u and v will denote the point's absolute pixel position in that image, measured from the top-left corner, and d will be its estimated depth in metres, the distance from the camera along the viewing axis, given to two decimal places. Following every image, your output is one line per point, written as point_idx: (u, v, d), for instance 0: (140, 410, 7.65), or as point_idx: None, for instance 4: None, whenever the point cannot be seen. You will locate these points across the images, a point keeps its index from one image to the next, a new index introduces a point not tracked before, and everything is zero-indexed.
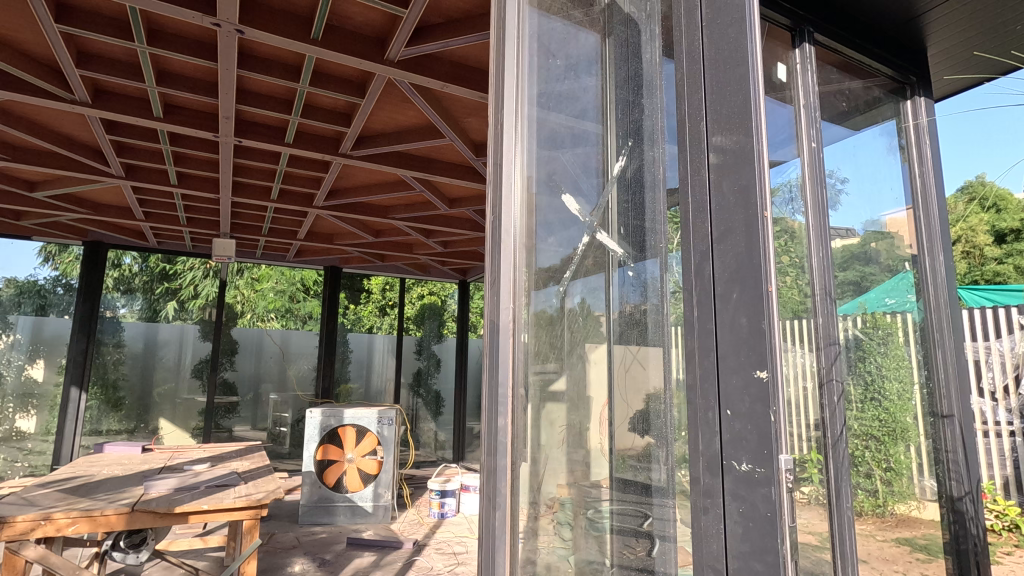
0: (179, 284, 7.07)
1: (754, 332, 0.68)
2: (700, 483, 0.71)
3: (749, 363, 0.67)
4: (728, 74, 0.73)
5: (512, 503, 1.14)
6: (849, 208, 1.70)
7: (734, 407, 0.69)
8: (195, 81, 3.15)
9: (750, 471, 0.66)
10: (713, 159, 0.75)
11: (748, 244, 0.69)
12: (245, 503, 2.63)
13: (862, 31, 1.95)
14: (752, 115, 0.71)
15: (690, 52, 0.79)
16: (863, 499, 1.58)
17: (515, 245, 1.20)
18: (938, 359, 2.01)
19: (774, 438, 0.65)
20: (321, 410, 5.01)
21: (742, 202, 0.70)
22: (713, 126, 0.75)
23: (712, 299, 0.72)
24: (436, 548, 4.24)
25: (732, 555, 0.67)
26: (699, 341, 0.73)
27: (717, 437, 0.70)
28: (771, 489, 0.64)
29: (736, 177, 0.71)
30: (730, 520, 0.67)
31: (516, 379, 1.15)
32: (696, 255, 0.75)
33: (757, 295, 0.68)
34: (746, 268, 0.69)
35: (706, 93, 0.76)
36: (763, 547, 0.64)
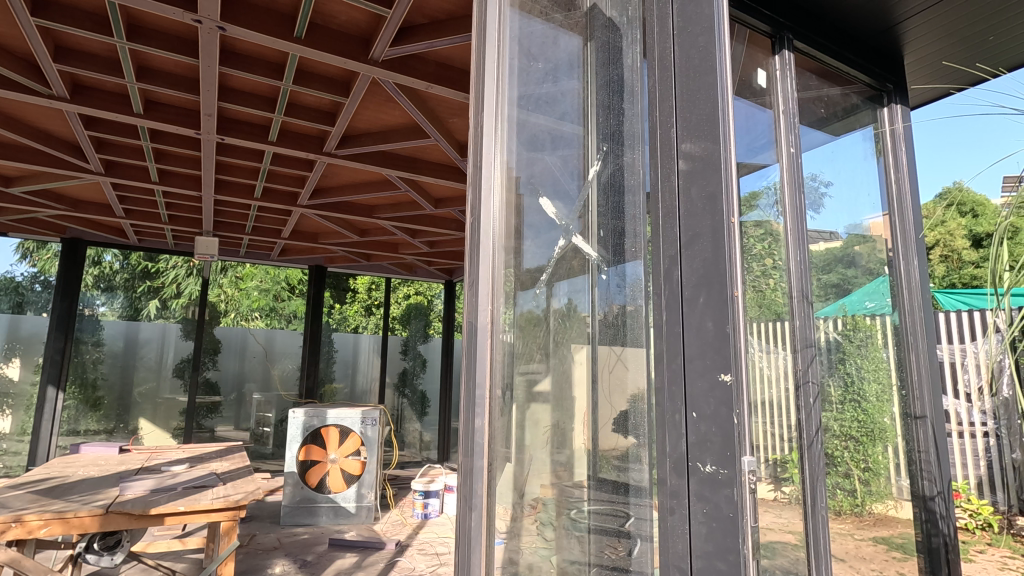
0: (161, 282, 6.99)
1: (719, 335, 0.73)
2: (667, 484, 0.76)
3: (714, 366, 0.72)
4: (697, 82, 0.79)
5: (489, 503, 1.06)
6: (830, 211, 1.78)
7: (700, 409, 0.74)
8: (176, 78, 3.11)
9: (714, 472, 0.71)
10: (682, 165, 0.80)
11: (715, 251, 0.74)
12: (224, 505, 2.60)
13: (842, 39, 1.98)
14: (720, 124, 0.76)
15: (662, 62, 0.84)
16: (841, 499, 1.65)
17: (493, 246, 1.11)
18: (911, 362, 2.05)
19: (736, 439, 0.70)
20: (304, 410, 4.97)
21: (710, 209, 0.75)
22: (683, 134, 0.80)
23: (680, 302, 0.77)
24: (418, 548, 4.24)
25: (696, 555, 0.72)
26: (668, 345, 0.78)
27: (684, 439, 0.74)
28: (733, 489, 0.70)
29: (704, 183, 0.77)
30: (695, 521, 0.72)
31: (493, 379, 1.07)
32: (665, 260, 0.80)
33: (722, 299, 0.73)
34: (712, 274, 0.74)
35: (677, 101, 0.81)
36: (724, 546, 0.69)
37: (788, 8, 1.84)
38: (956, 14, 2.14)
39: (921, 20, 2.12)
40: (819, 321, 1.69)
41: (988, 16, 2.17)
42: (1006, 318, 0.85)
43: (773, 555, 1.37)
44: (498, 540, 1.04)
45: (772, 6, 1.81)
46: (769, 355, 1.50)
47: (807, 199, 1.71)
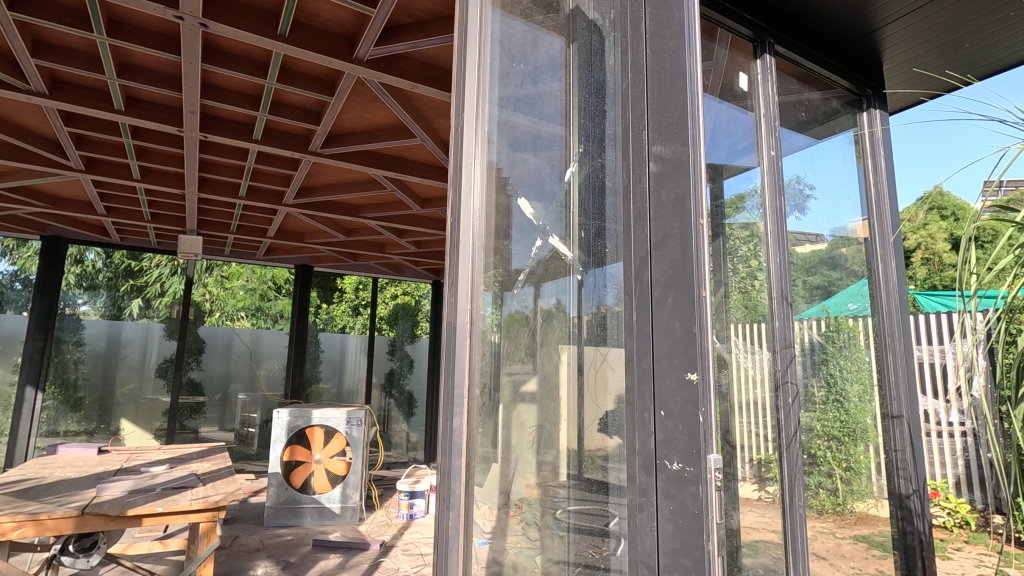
0: (145, 281, 6.91)
1: (687, 335, 0.76)
2: (637, 482, 0.80)
3: (681, 366, 0.76)
4: (668, 85, 0.83)
5: (467, 503, 1.05)
6: (815, 213, 1.94)
7: (668, 408, 0.77)
8: (158, 74, 3.08)
9: (681, 469, 0.74)
10: (653, 166, 0.84)
11: (682, 252, 0.78)
12: (202, 506, 2.56)
13: (823, 44, 2.02)
14: (689, 126, 0.80)
15: (636, 65, 0.88)
16: (826, 498, 1.77)
17: (474, 246, 1.11)
18: (888, 363, 2.05)
19: (702, 438, 0.74)
20: (288, 410, 4.93)
21: (678, 211, 0.79)
22: (654, 137, 0.84)
23: (651, 303, 0.81)
24: (403, 549, 4.22)
25: (663, 552, 0.75)
26: (641, 345, 0.82)
27: (653, 437, 0.78)
28: (699, 487, 0.73)
29: (673, 185, 0.81)
30: (662, 518, 0.76)
31: (473, 378, 1.06)
32: (637, 261, 0.84)
33: (690, 299, 0.76)
34: (681, 274, 0.78)
35: (649, 103, 0.85)
36: (690, 543, 0.73)
37: (769, 13, 1.86)
38: (945, 26, 2.08)
39: (907, 26, 2.06)
40: (799, 323, 1.81)
41: (980, 27, 2.11)
42: (977, 318, 0.89)
43: (757, 554, 1.42)
44: (482, 540, 1.02)
45: (753, 11, 1.83)
46: (753, 355, 1.57)
47: (789, 202, 1.81)
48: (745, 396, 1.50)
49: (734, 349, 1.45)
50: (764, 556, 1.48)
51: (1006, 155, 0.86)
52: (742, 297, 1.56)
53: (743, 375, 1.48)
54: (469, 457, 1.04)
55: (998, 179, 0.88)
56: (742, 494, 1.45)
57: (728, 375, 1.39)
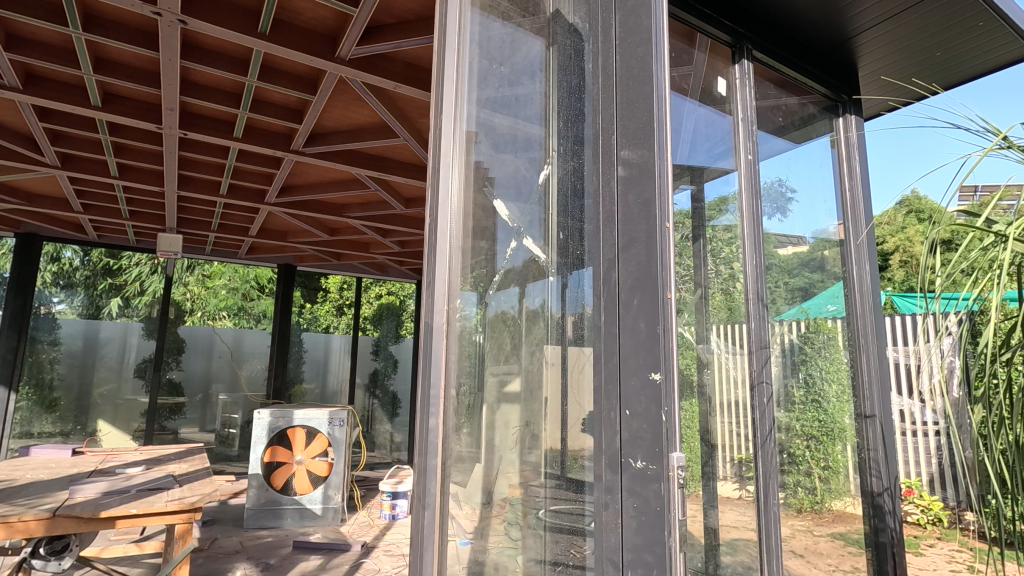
0: (124, 279, 6.80)
1: (651, 335, 0.83)
2: (603, 480, 0.87)
3: (646, 366, 0.83)
4: (635, 91, 0.91)
5: (443, 504, 1.04)
6: (797, 215, 2.01)
7: (632, 406, 0.84)
8: (136, 71, 3.03)
9: (645, 467, 0.82)
10: (622, 170, 0.91)
11: (648, 255, 0.85)
12: (178, 507, 2.53)
13: (800, 51, 2.06)
14: (655, 131, 0.88)
15: (606, 68, 0.97)
16: (804, 497, 1.84)
17: (451, 246, 1.09)
18: (862, 364, 2.08)
19: (663, 436, 0.81)
20: (270, 411, 4.87)
21: (645, 214, 0.87)
22: (622, 142, 0.92)
23: (618, 303, 0.88)
24: (385, 550, 4.19)
25: (628, 548, 0.82)
26: (608, 343, 0.89)
27: (619, 435, 0.85)
28: (661, 484, 0.80)
29: (639, 189, 0.88)
30: (627, 515, 0.83)
31: (450, 380, 1.05)
32: (606, 262, 0.91)
33: (654, 300, 0.83)
34: (646, 277, 0.85)
35: (617, 109, 0.94)
36: (652, 539, 0.80)
37: (747, 19, 1.90)
38: (926, 47, 2.09)
39: (886, 41, 2.07)
40: (776, 325, 1.87)
41: (959, 53, 2.13)
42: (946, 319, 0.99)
43: (735, 553, 1.56)
44: (463, 540, 1.01)
45: (731, 16, 1.86)
46: (734, 357, 1.66)
47: (769, 205, 1.89)
48: (721, 397, 1.57)
49: (717, 350, 1.59)
50: (741, 554, 1.60)
51: (967, 161, 0.93)
52: (723, 298, 1.67)
53: (724, 375, 1.59)
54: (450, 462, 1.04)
55: (961, 183, 0.96)
56: (719, 493, 1.53)
57: (709, 376, 1.53)
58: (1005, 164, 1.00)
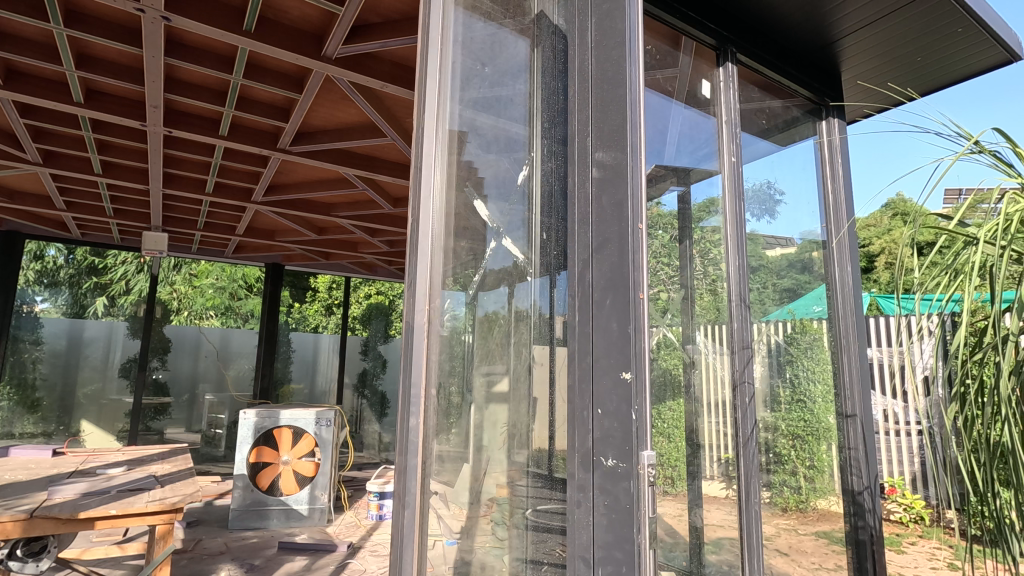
0: (109, 278, 6.72)
1: (622, 335, 0.88)
2: (575, 478, 0.92)
3: (618, 366, 0.88)
4: (610, 94, 0.96)
5: (424, 501, 1.03)
6: (785, 217, 2.06)
7: (604, 406, 0.89)
8: (120, 67, 3.00)
9: (614, 465, 0.87)
10: (596, 171, 0.96)
11: (619, 257, 0.91)
12: (159, 507, 2.51)
13: (785, 54, 2.08)
14: (628, 133, 0.93)
15: (583, 72, 1.01)
16: (789, 496, 1.88)
17: (432, 247, 1.08)
18: (843, 364, 2.10)
19: (634, 435, 0.86)
20: (256, 411, 4.83)
21: (617, 216, 0.92)
22: (597, 145, 0.96)
23: (592, 302, 0.93)
24: (371, 551, 4.18)
25: (598, 545, 0.87)
26: (582, 345, 0.93)
27: (591, 435, 0.90)
28: (630, 482, 0.85)
29: (613, 191, 0.93)
30: (598, 513, 0.88)
31: (430, 378, 1.05)
32: (581, 262, 0.96)
33: (627, 300, 0.89)
34: (618, 278, 0.90)
35: (592, 110, 0.99)
36: (621, 537, 0.85)
37: (732, 23, 1.92)
38: (909, 51, 2.11)
39: (870, 45, 2.09)
40: (762, 325, 1.91)
41: (941, 59, 2.15)
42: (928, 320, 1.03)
43: (721, 552, 1.62)
44: (451, 540, 1.01)
45: (716, 19, 1.88)
46: (719, 357, 1.70)
47: (758, 207, 1.95)
48: (713, 397, 1.67)
49: (702, 350, 1.65)
50: (726, 553, 1.65)
51: (941, 165, 0.96)
52: (711, 297, 1.72)
53: (713, 375, 1.67)
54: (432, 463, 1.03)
55: (935, 184, 0.98)
56: (706, 493, 1.61)
57: (695, 375, 1.61)
58: (976, 167, 1.04)
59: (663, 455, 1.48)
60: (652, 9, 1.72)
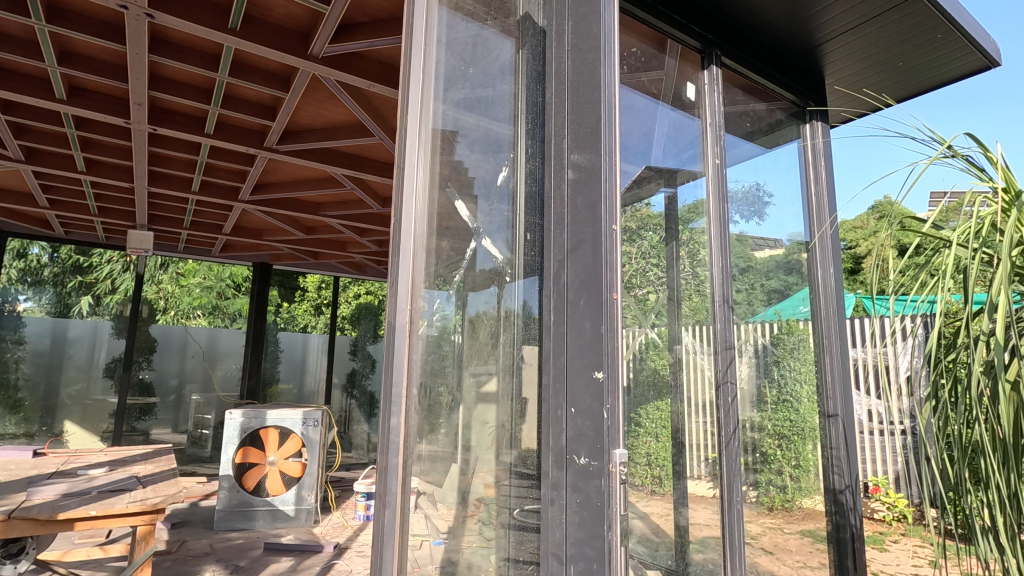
0: (94, 277, 6.65)
1: (595, 335, 0.97)
2: (549, 477, 1.00)
3: (591, 366, 0.96)
4: (586, 96, 1.04)
5: (405, 502, 0.98)
6: (773, 219, 2.10)
7: (578, 405, 0.98)
8: (104, 64, 2.97)
9: (587, 463, 0.95)
10: (571, 172, 1.04)
11: (594, 258, 0.98)
12: (141, 509, 2.48)
13: (770, 58, 2.11)
14: (602, 137, 1.01)
15: (559, 76, 1.10)
16: (774, 495, 1.90)
17: (415, 248, 1.03)
18: (826, 365, 2.12)
19: (605, 434, 0.94)
20: (242, 411, 4.80)
21: (591, 218, 1.00)
22: (572, 147, 1.05)
23: (567, 302, 1.02)
24: (357, 552, 4.16)
25: (571, 542, 0.95)
26: (557, 344, 1.02)
27: (564, 432, 0.99)
28: (601, 480, 0.93)
29: (587, 191, 1.01)
30: (571, 511, 0.96)
31: (412, 377, 1.00)
32: (556, 262, 1.05)
33: (600, 299, 0.97)
34: (592, 279, 0.98)
35: (568, 114, 1.07)
36: (592, 535, 0.92)
37: (717, 26, 1.94)
38: (891, 56, 2.14)
39: (851, 50, 2.12)
40: (748, 325, 1.94)
41: (922, 63, 2.18)
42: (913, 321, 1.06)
43: (705, 550, 1.66)
44: (438, 540, 1.00)
45: (701, 22, 1.89)
46: (702, 357, 1.73)
47: (745, 210, 2.00)
48: (698, 398, 1.70)
49: (689, 349, 1.70)
50: (710, 551, 1.67)
51: (915, 169, 1.00)
52: (696, 298, 1.76)
53: (697, 374, 1.71)
54: (421, 461, 1.00)
55: (904, 193, 1.01)
56: (691, 492, 1.64)
57: (680, 372, 1.66)
58: (949, 171, 1.07)
59: (651, 455, 1.53)
60: (638, 12, 1.73)
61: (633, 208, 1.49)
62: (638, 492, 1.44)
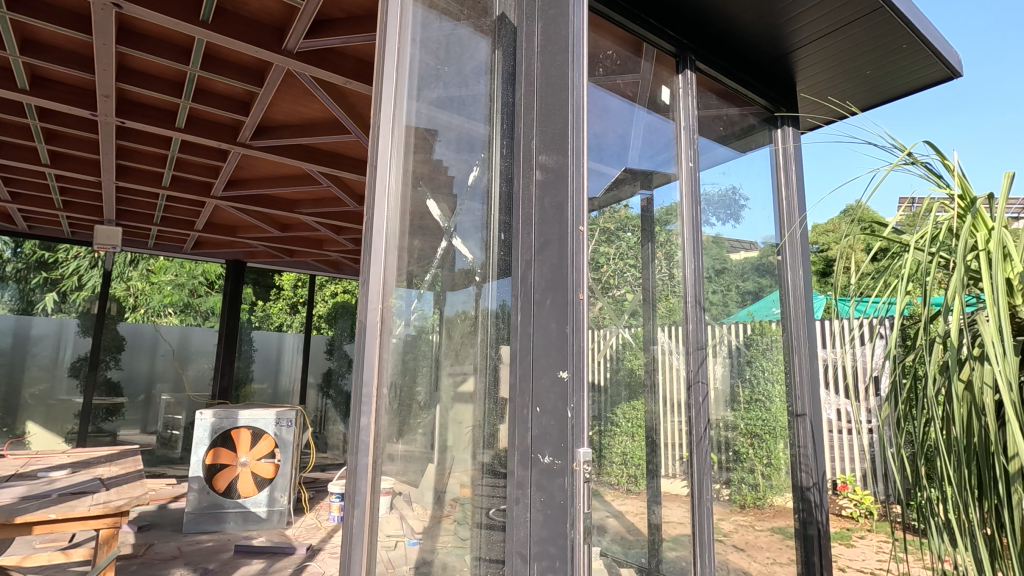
0: (59, 273, 6.43)
1: (560, 335, 1.00)
2: (514, 475, 1.00)
3: (556, 365, 0.99)
4: (554, 97, 1.07)
5: (374, 501, 0.99)
6: (748, 222, 2.15)
7: (543, 403, 0.99)
8: (69, 54, 2.88)
9: (551, 462, 0.97)
10: (539, 174, 1.07)
11: (560, 258, 1.01)
12: (102, 512, 2.40)
13: (743, 64, 2.15)
14: (567, 142, 1.05)
15: (528, 75, 1.11)
16: (746, 493, 1.94)
17: (388, 245, 1.04)
18: (795, 365, 2.17)
19: (569, 433, 0.98)
20: (213, 411, 4.70)
21: (558, 220, 1.03)
22: (540, 149, 1.07)
23: (534, 301, 1.03)
24: (331, 553, 4.12)
25: (535, 540, 0.97)
26: (523, 343, 1.03)
27: (529, 430, 1.00)
28: (565, 478, 0.96)
29: (554, 194, 1.04)
30: (535, 510, 0.98)
31: (383, 377, 1.01)
32: (524, 264, 1.05)
33: (565, 301, 1.00)
34: (558, 280, 1.01)
35: (536, 116, 1.09)
36: (556, 532, 0.95)
37: (691, 31, 1.97)
38: (858, 64, 2.19)
39: (819, 58, 2.17)
40: (722, 326, 1.97)
41: (889, 72, 2.23)
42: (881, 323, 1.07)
43: (678, 546, 1.69)
44: (412, 540, 0.99)
45: (675, 27, 1.92)
46: (676, 357, 1.75)
47: (721, 212, 2.03)
48: (672, 397, 1.73)
49: (663, 348, 1.73)
50: (683, 548, 1.70)
51: (877, 175, 1.04)
52: (670, 299, 1.78)
53: (672, 374, 1.74)
54: (396, 462, 1.01)
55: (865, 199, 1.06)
56: (665, 489, 1.68)
57: (654, 373, 1.69)
58: (908, 177, 1.11)
59: (626, 454, 1.58)
60: (614, 15, 1.74)
61: (611, 209, 1.55)
62: (613, 491, 1.50)
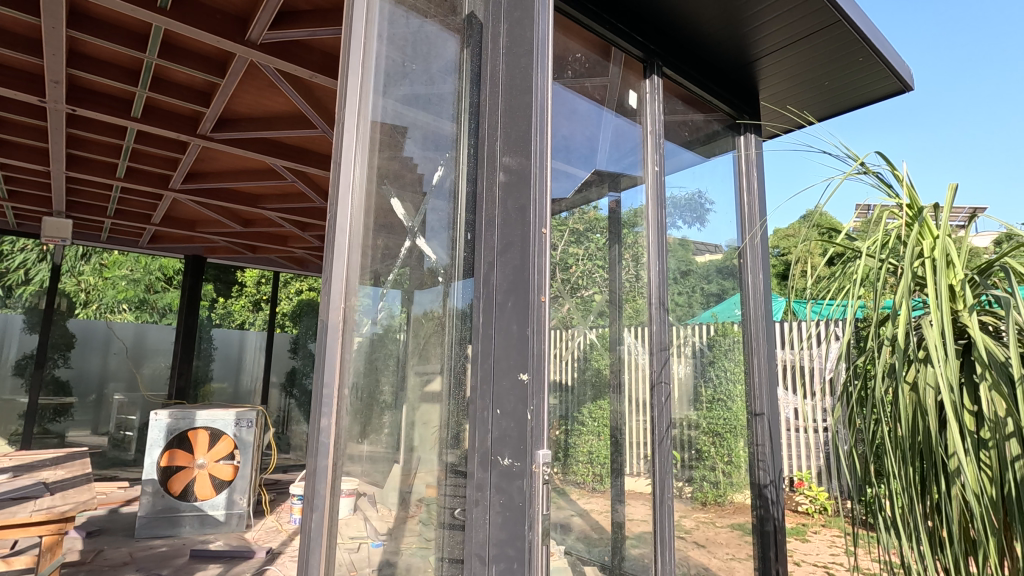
0: (4, 266, 6.08)
1: (521, 336, 1.03)
2: (474, 477, 1.02)
3: (517, 367, 1.02)
4: (518, 99, 1.10)
5: (334, 504, 0.94)
6: (713, 226, 2.19)
7: (503, 406, 1.02)
8: (16, 37, 2.75)
9: (510, 465, 1.00)
10: (502, 175, 1.10)
11: (522, 260, 1.05)
12: (45, 517, 2.28)
13: (709, 72, 2.21)
14: (531, 146, 1.08)
15: (494, 78, 1.13)
16: (707, 492, 1.99)
17: (353, 246, 0.98)
18: (754, 365, 2.23)
19: (528, 436, 1.00)
20: (168, 412, 4.52)
21: (521, 222, 1.06)
22: (503, 150, 1.10)
23: (495, 302, 1.06)
24: (291, 556, 4.03)
25: (493, 543, 0.99)
26: (485, 342, 1.05)
27: (489, 433, 1.02)
28: (523, 480, 0.99)
29: (517, 196, 1.07)
30: (493, 512, 1.00)
31: (344, 378, 0.96)
32: (486, 265, 1.07)
33: (526, 303, 1.03)
34: (520, 282, 1.04)
35: (501, 120, 1.12)
36: (512, 536, 0.98)
37: (658, 38, 2.01)
38: (818, 74, 2.25)
39: (780, 68, 2.23)
40: (686, 328, 2.01)
41: (848, 83, 2.31)
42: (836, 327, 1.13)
43: (641, 544, 1.71)
44: (377, 542, 0.97)
45: (643, 33, 1.95)
46: (642, 357, 1.78)
47: (687, 215, 2.07)
48: (638, 397, 1.75)
49: (629, 349, 1.76)
50: (646, 546, 1.72)
51: (831, 184, 1.08)
52: (636, 301, 1.81)
53: (641, 375, 1.76)
54: (360, 462, 0.97)
55: (821, 204, 1.09)
56: (628, 488, 1.71)
57: (620, 372, 1.72)
58: (862, 186, 1.16)
59: (592, 454, 1.61)
60: (583, 19, 1.76)
61: (581, 210, 1.57)
62: (579, 490, 1.54)
